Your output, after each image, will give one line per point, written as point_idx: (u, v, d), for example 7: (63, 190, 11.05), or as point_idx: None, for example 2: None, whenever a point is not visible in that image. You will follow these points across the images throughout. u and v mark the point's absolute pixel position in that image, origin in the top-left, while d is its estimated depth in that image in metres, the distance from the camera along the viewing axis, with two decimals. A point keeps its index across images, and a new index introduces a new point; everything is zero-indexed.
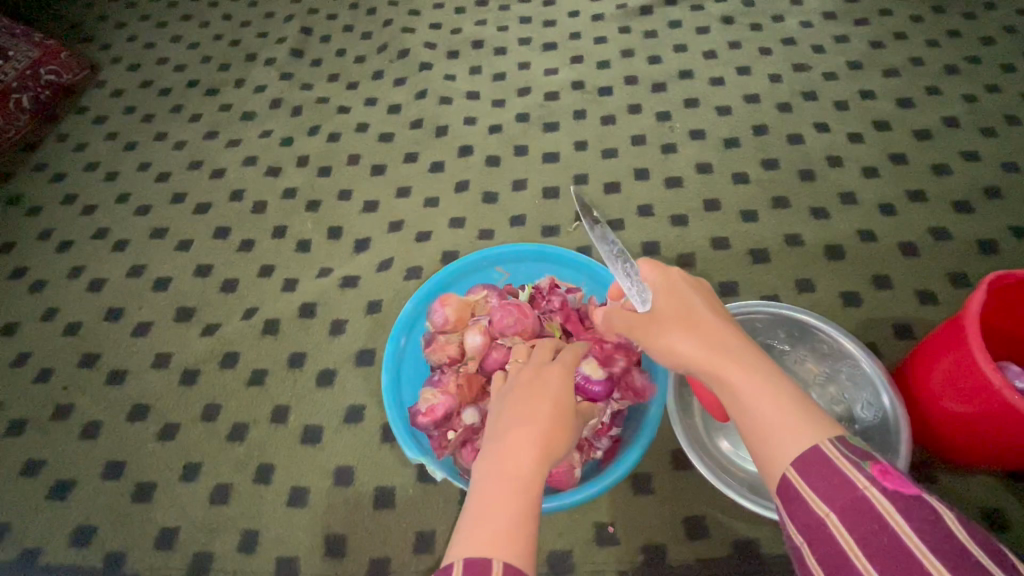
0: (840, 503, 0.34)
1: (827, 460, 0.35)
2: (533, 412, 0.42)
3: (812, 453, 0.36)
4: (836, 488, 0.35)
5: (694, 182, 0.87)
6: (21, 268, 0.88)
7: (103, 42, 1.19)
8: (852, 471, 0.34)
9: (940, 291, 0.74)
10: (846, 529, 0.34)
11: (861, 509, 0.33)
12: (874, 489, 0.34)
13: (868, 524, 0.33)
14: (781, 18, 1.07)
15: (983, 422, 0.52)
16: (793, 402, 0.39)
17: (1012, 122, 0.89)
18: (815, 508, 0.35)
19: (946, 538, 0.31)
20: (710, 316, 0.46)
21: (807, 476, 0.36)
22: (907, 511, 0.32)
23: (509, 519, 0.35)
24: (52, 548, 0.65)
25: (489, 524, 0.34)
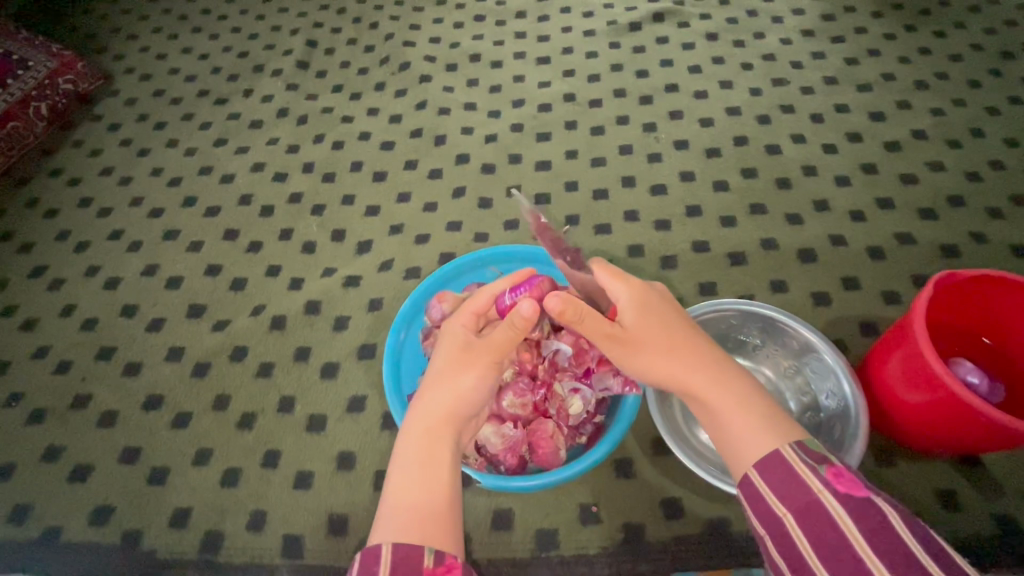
0: (797, 504, 0.40)
1: (787, 466, 0.42)
2: (423, 422, 0.51)
3: (772, 456, 0.43)
4: (793, 491, 0.41)
5: (678, 189, 0.93)
6: (40, 267, 0.93)
7: (117, 53, 1.25)
8: (808, 476, 0.41)
9: (904, 292, 0.80)
10: (801, 528, 0.40)
11: (813, 510, 0.39)
12: (826, 493, 0.40)
13: (819, 523, 0.39)
14: (762, 35, 1.13)
15: (931, 410, 0.57)
16: (759, 418, 0.45)
17: (976, 135, 0.95)
18: (775, 508, 0.41)
19: (886, 537, 0.37)
20: (671, 322, 0.52)
21: (769, 479, 0.42)
22: (854, 512, 0.38)
23: (397, 514, 0.44)
24: (72, 527, 0.69)
25: (384, 521, 0.45)
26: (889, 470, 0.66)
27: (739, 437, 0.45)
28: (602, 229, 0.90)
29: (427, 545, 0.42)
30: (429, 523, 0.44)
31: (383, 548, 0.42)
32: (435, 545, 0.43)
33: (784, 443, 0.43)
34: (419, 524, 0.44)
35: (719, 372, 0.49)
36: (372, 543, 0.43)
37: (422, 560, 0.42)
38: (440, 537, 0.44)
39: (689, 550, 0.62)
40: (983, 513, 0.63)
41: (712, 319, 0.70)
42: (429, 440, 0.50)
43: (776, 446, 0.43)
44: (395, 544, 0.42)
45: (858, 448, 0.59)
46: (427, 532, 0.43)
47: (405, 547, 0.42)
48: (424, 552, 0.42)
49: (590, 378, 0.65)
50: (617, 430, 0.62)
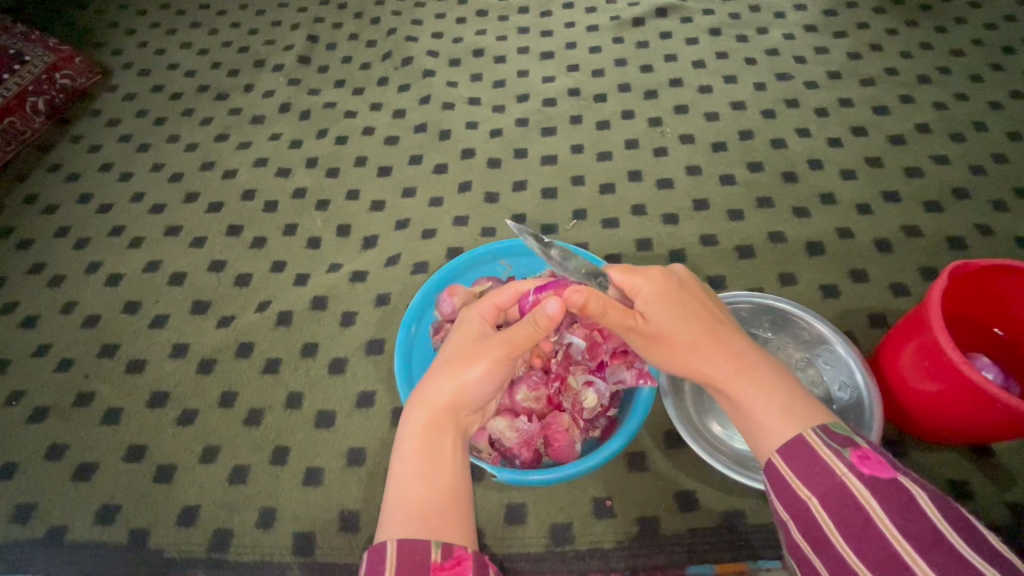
0: (821, 487, 0.39)
1: (810, 450, 0.41)
2: (423, 416, 0.50)
3: (795, 441, 0.42)
4: (817, 474, 0.40)
5: (684, 183, 0.93)
6: (39, 264, 0.92)
7: (114, 48, 1.23)
8: (831, 459, 0.40)
9: (911, 284, 0.80)
10: (825, 510, 0.39)
11: (837, 492, 0.38)
12: (850, 475, 0.38)
13: (844, 505, 0.38)
14: (765, 30, 1.13)
15: (948, 399, 0.57)
16: (783, 403, 0.45)
17: (979, 128, 0.95)
18: (799, 492, 0.40)
19: (914, 517, 0.35)
20: (692, 311, 0.52)
21: (793, 463, 0.41)
22: (879, 493, 0.37)
23: (400, 511, 0.43)
24: (77, 526, 0.68)
25: (388, 518, 0.43)
26: (902, 460, 0.66)
27: (762, 426, 0.44)
28: (610, 222, 0.89)
29: (434, 539, 0.41)
30: (433, 518, 0.43)
31: (389, 545, 0.40)
32: (441, 539, 0.42)
33: (808, 427, 0.42)
34: (424, 519, 0.43)
35: (738, 360, 0.48)
36: (379, 540, 0.42)
37: (430, 554, 0.40)
38: (447, 530, 0.43)
39: (705, 542, 0.62)
40: (995, 502, 0.63)
41: None
42: (430, 437, 0.49)
43: (800, 431, 0.42)
44: (400, 540, 0.41)
45: (873, 438, 0.59)
46: (431, 526, 0.42)
47: (410, 543, 0.41)
48: (431, 546, 0.41)
49: (604, 371, 0.65)
50: (634, 421, 0.62)
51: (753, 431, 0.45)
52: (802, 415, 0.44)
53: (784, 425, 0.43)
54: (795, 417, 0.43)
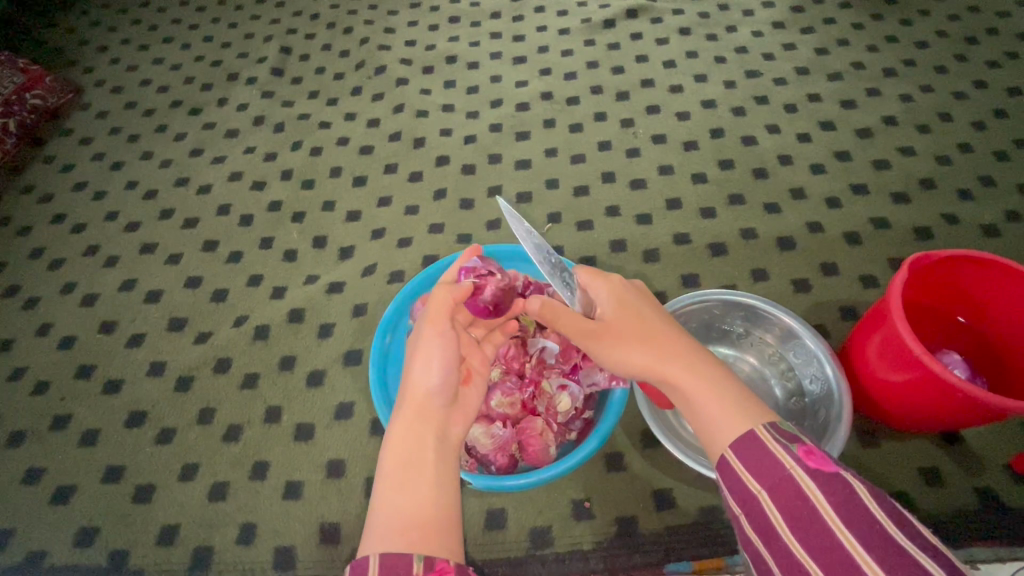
0: (770, 481, 0.40)
1: (760, 445, 0.42)
2: (399, 426, 0.48)
3: (745, 437, 0.43)
4: (767, 468, 0.40)
5: (657, 183, 0.93)
6: (14, 286, 0.91)
7: (86, 65, 1.23)
8: (780, 453, 0.40)
9: (880, 275, 0.81)
10: (774, 503, 0.39)
11: (785, 485, 0.39)
12: (797, 468, 0.39)
13: (791, 497, 0.39)
14: (734, 29, 1.14)
15: (916, 388, 0.57)
16: (732, 400, 0.45)
17: (944, 119, 0.97)
18: (751, 486, 0.41)
19: (856, 508, 0.36)
20: (648, 316, 0.54)
21: (744, 458, 0.42)
22: (824, 485, 0.38)
23: (381, 526, 0.41)
24: (57, 549, 0.68)
25: (371, 535, 0.41)
26: (874, 449, 0.67)
27: (712, 423, 0.45)
28: (584, 225, 0.90)
29: (414, 553, 0.39)
30: (416, 531, 0.41)
31: (369, 560, 0.39)
32: (423, 551, 0.39)
33: (760, 423, 0.43)
34: (405, 533, 0.41)
35: (693, 357, 0.49)
36: (360, 556, 0.40)
37: (411, 567, 0.38)
38: (428, 543, 0.40)
39: (683, 539, 0.62)
40: (966, 488, 0.64)
41: (693, 311, 0.70)
42: (411, 445, 0.47)
43: (751, 427, 0.43)
44: (380, 555, 0.39)
45: (841, 428, 0.59)
46: (413, 540, 0.40)
47: (391, 555, 0.39)
48: (413, 559, 0.39)
49: (578, 374, 0.65)
50: (608, 421, 0.62)
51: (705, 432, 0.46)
52: (758, 410, 0.45)
53: (737, 422, 0.44)
54: (747, 413, 0.44)
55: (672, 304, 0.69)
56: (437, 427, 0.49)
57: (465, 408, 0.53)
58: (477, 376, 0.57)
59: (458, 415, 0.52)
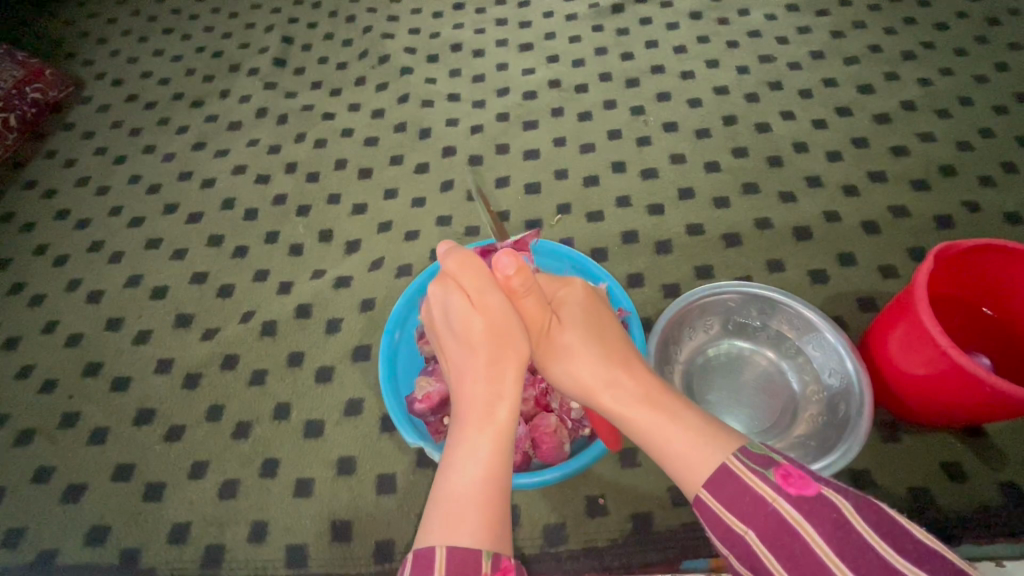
0: (755, 519, 0.39)
1: (737, 478, 0.41)
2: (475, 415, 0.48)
3: (720, 473, 0.42)
4: (750, 505, 0.40)
5: (669, 172, 0.91)
6: (19, 284, 0.90)
7: (85, 58, 1.21)
8: (760, 486, 0.40)
9: (899, 265, 0.79)
10: (763, 542, 0.39)
11: (771, 522, 0.39)
12: (780, 501, 0.39)
13: (780, 534, 0.38)
14: (747, 12, 1.11)
15: (937, 381, 0.56)
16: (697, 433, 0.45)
17: (965, 103, 0.94)
18: (737, 525, 0.40)
19: (847, 536, 0.36)
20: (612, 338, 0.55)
21: (722, 498, 0.41)
22: (810, 516, 0.38)
23: (450, 514, 0.42)
24: (68, 549, 0.67)
25: (436, 524, 0.42)
26: (894, 445, 0.66)
27: (677, 460, 0.45)
28: (595, 216, 0.88)
29: (484, 548, 0.40)
30: (493, 525, 0.42)
31: (437, 554, 0.40)
32: (491, 549, 0.41)
33: (729, 452, 0.42)
34: (484, 525, 0.41)
35: (656, 382, 0.51)
36: (423, 546, 0.41)
37: (480, 564, 0.40)
38: (497, 540, 0.41)
39: (699, 536, 0.61)
40: (988, 482, 0.63)
41: (707, 305, 0.69)
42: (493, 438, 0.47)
43: (722, 458, 0.42)
44: (449, 549, 0.40)
45: (862, 424, 0.58)
46: (491, 535, 0.41)
47: (464, 552, 0.40)
48: (482, 556, 0.40)
49: None
50: None
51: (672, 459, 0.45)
52: (721, 440, 0.44)
53: (705, 453, 0.43)
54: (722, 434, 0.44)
55: (685, 297, 0.67)
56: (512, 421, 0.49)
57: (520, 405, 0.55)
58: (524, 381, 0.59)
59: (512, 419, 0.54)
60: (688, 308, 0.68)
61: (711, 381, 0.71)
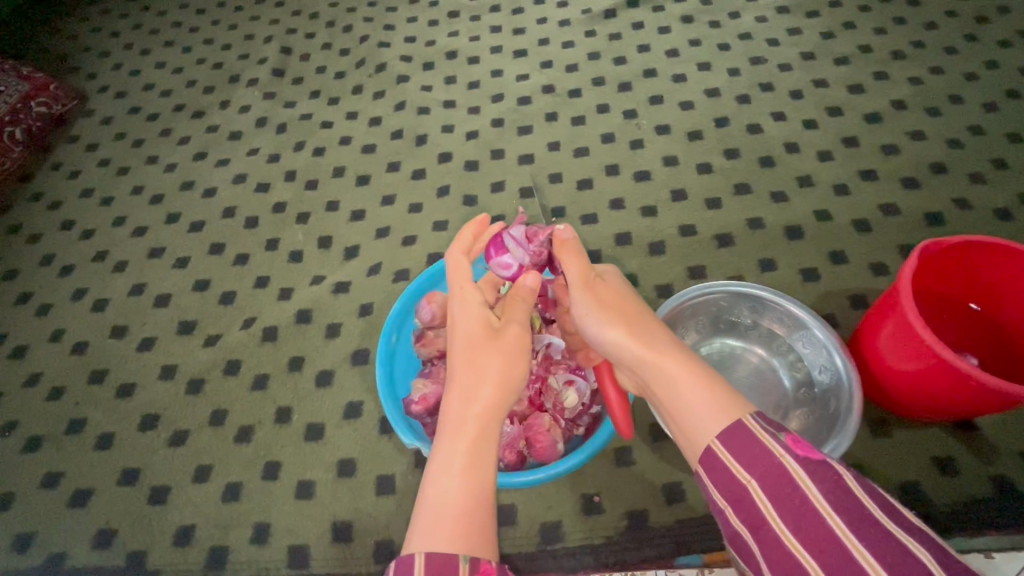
0: (759, 470, 0.40)
1: (749, 433, 0.42)
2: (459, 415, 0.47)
3: (736, 428, 0.42)
4: (757, 458, 0.40)
5: (662, 174, 0.93)
6: (26, 294, 0.92)
7: (89, 72, 1.23)
8: (769, 442, 0.40)
9: (890, 262, 0.80)
10: (763, 493, 0.39)
11: (775, 474, 0.39)
12: (787, 457, 0.39)
13: (781, 486, 0.38)
14: (737, 15, 1.12)
15: (927, 377, 0.57)
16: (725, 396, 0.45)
17: (955, 101, 0.95)
18: (740, 476, 0.41)
19: (845, 494, 0.37)
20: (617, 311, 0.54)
21: (732, 448, 0.42)
22: (813, 473, 0.38)
23: (433, 517, 0.41)
24: (76, 552, 0.69)
25: (420, 527, 0.41)
26: (886, 440, 0.66)
27: (702, 418, 0.44)
28: (588, 219, 0.89)
29: (462, 552, 0.39)
30: (473, 529, 0.41)
31: (416, 558, 0.39)
32: (471, 551, 0.40)
33: (747, 413, 0.43)
34: (463, 530, 0.41)
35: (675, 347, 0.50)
36: (405, 551, 0.40)
37: (458, 567, 0.39)
38: (477, 543, 0.40)
39: (694, 532, 0.62)
40: (980, 476, 0.64)
41: (697, 305, 0.70)
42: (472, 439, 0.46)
43: (738, 417, 0.43)
44: (428, 553, 0.39)
45: (851, 420, 0.58)
46: (469, 539, 0.40)
47: (443, 557, 0.39)
48: (459, 559, 0.39)
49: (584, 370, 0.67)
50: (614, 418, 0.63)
51: (694, 421, 0.45)
52: (739, 403, 0.44)
53: (721, 414, 0.44)
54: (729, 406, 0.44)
55: (677, 296, 0.69)
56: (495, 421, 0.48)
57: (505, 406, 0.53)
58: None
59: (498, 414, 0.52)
60: (680, 308, 0.69)
61: None
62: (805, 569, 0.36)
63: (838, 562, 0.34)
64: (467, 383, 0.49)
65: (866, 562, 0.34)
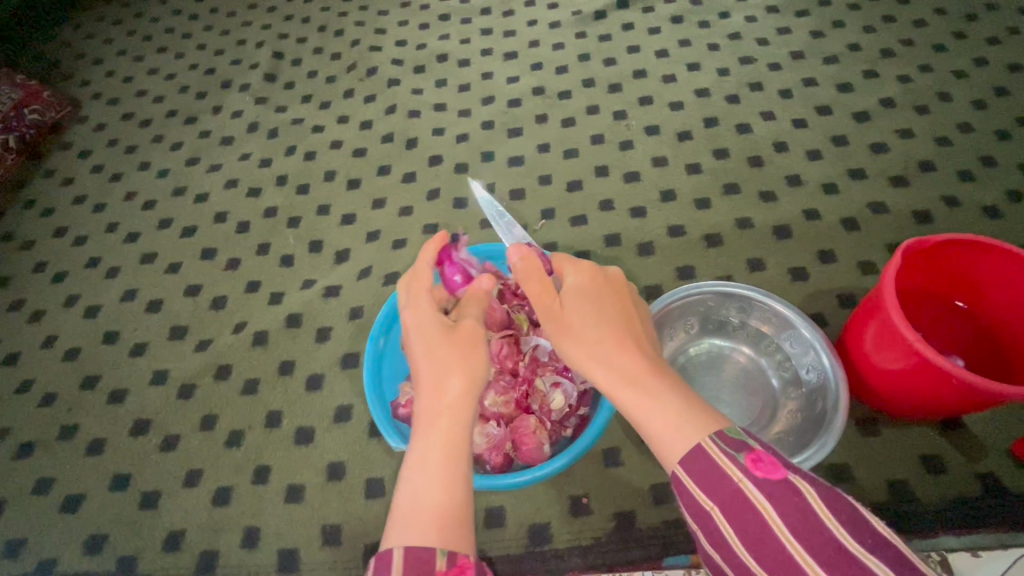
0: (721, 497, 0.39)
1: (707, 459, 0.40)
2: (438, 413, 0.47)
3: (695, 452, 0.41)
4: (717, 484, 0.40)
5: (651, 175, 0.93)
6: (19, 300, 0.92)
7: (82, 79, 1.24)
8: (728, 467, 0.39)
9: (878, 261, 0.80)
10: (726, 519, 0.39)
11: (736, 501, 0.39)
12: (747, 483, 0.39)
13: (743, 512, 0.38)
14: (727, 15, 1.13)
15: (912, 376, 0.57)
16: (683, 415, 0.43)
17: (944, 99, 0.95)
18: (702, 501, 0.40)
19: (805, 517, 0.36)
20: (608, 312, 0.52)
21: (693, 474, 0.41)
22: (773, 498, 0.38)
23: (410, 512, 0.41)
24: (67, 558, 0.69)
25: (398, 524, 0.41)
26: (873, 439, 0.66)
27: (660, 438, 0.43)
28: (578, 220, 0.89)
29: (439, 546, 0.39)
30: (448, 523, 0.40)
31: (393, 555, 0.39)
32: (448, 545, 0.39)
33: (704, 435, 0.41)
34: (439, 524, 0.40)
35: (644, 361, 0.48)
36: (383, 549, 0.40)
37: (434, 562, 0.38)
38: (455, 538, 0.40)
39: (680, 533, 0.62)
40: (966, 474, 0.64)
41: (685, 305, 0.69)
42: (449, 433, 0.46)
43: (696, 439, 0.41)
44: (406, 548, 0.39)
45: (837, 421, 0.58)
46: (445, 534, 0.40)
47: (420, 551, 0.39)
48: (436, 554, 0.39)
49: (571, 371, 0.67)
50: (599, 421, 0.62)
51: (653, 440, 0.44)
52: (703, 422, 0.42)
53: (684, 432, 0.42)
54: (683, 427, 0.42)
55: (664, 298, 0.68)
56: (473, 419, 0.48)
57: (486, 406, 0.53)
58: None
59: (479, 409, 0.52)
60: (668, 308, 0.69)
61: (695, 379, 0.72)
62: None
63: None
64: (446, 380, 0.49)
65: None
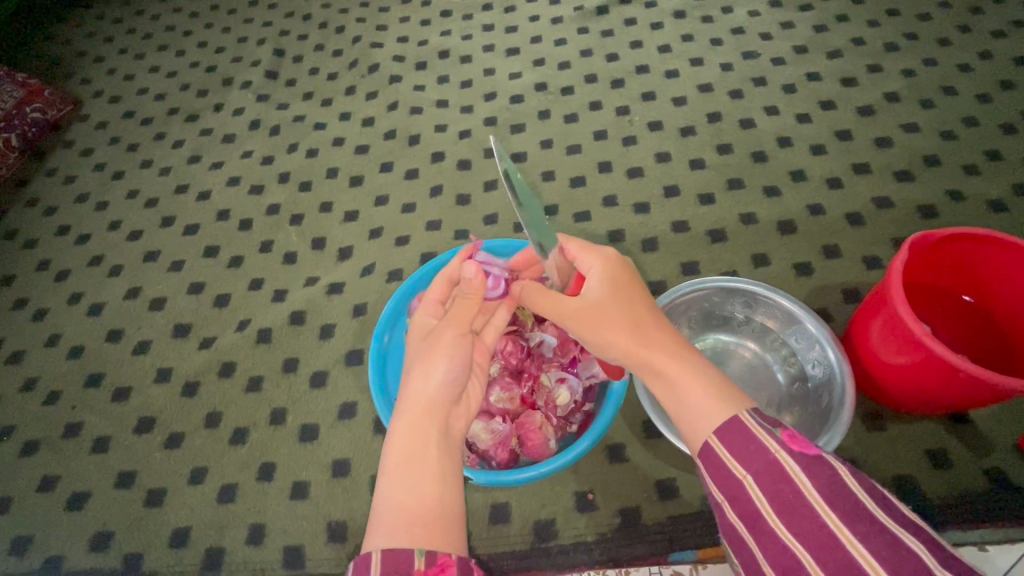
0: (755, 466, 0.39)
1: (744, 429, 0.41)
2: (410, 418, 0.47)
3: (731, 423, 0.41)
4: (752, 454, 0.40)
5: (654, 171, 0.92)
6: (23, 299, 0.92)
7: (83, 78, 1.23)
8: (765, 437, 0.40)
9: (883, 256, 0.80)
10: (759, 488, 0.39)
11: (771, 470, 0.39)
12: (782, 452, 0.39)
13: (777, 481, 0.38)
14: (729, 10, 1.12)
15: (919, 370, 0.56)
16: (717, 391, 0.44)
17: (948, 92, 0.95)
18: (735, 471, 0.40)
19: (840, 489, 0.36)
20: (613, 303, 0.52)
21: (727, 444, 0.41)
22: (808, 469, 0.38)
23: (388, 515, 0.41)
24: (73, 555, 0.69)
25: (376, 527, 0.41)
26: (880, 433, 0.66)
27: (695, 413, 0.44)
28: (581, 216, 0.89)
29: (417, 547, 0.39)
30: (418, 524, 0.40)
31: (373, 556, 0.38)
32: (424, 545, 0.39)
33: (742, 408, 0.42)
34: (412, 525, 0.40)
35: (669, 342, 0.49)
36: (364, 551, 0.40)
37: (413, 562, 0.38)
38: (430, 537, 0.40)
39: (686, 528, 0.62)
40: (973, 468, 0.63)
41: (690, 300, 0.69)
42: (417, 435, 0.46)
43: (735, 413, 0.42)
44: (384, 549, 0.39)
45: (843, 415, 0.58)
46: (417, 534, 0.40)
47: (397, 551, 0.39)
48: (414, 554, 0.39)
49: (576, 367, 0.67)
50: (605, 414, 0.62)
51: (688, 419, 0.44)
52: (734, 400, 0.43)
53: (716, 409, 0.43)
54: (718, 402, 0.43)
55: (670, 292, 0.68)
56: (441, 420, 0.48)
57: (466, 404, 0.53)
58: (478, 369, 0.57)
59: (461, 411, 0.52)
60: (673, 303, 0.69)
61: None
62: (803, 563, 0.36)
63: (836, 560, 0.35)
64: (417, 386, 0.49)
65: (863, 561, 0.34)
